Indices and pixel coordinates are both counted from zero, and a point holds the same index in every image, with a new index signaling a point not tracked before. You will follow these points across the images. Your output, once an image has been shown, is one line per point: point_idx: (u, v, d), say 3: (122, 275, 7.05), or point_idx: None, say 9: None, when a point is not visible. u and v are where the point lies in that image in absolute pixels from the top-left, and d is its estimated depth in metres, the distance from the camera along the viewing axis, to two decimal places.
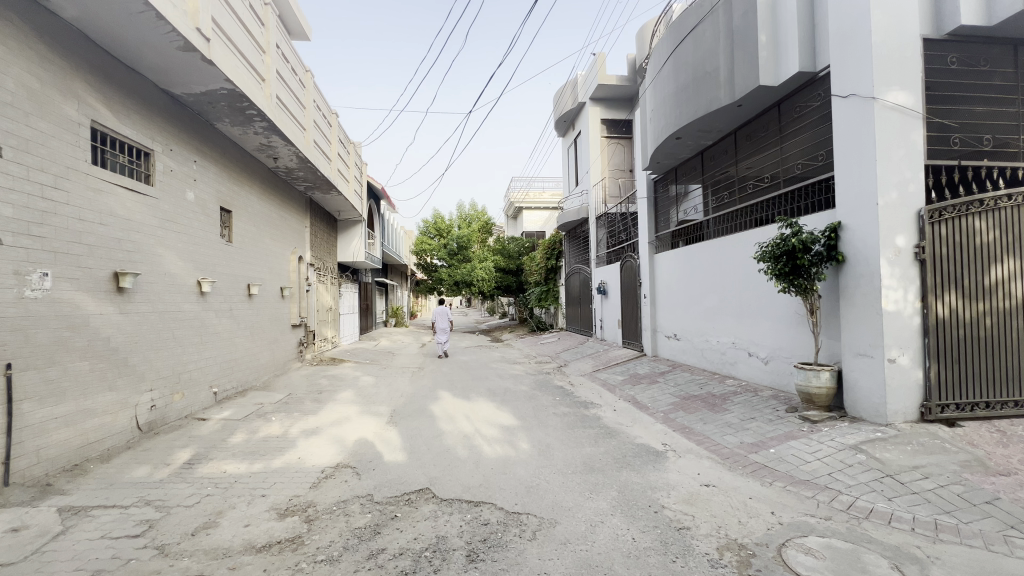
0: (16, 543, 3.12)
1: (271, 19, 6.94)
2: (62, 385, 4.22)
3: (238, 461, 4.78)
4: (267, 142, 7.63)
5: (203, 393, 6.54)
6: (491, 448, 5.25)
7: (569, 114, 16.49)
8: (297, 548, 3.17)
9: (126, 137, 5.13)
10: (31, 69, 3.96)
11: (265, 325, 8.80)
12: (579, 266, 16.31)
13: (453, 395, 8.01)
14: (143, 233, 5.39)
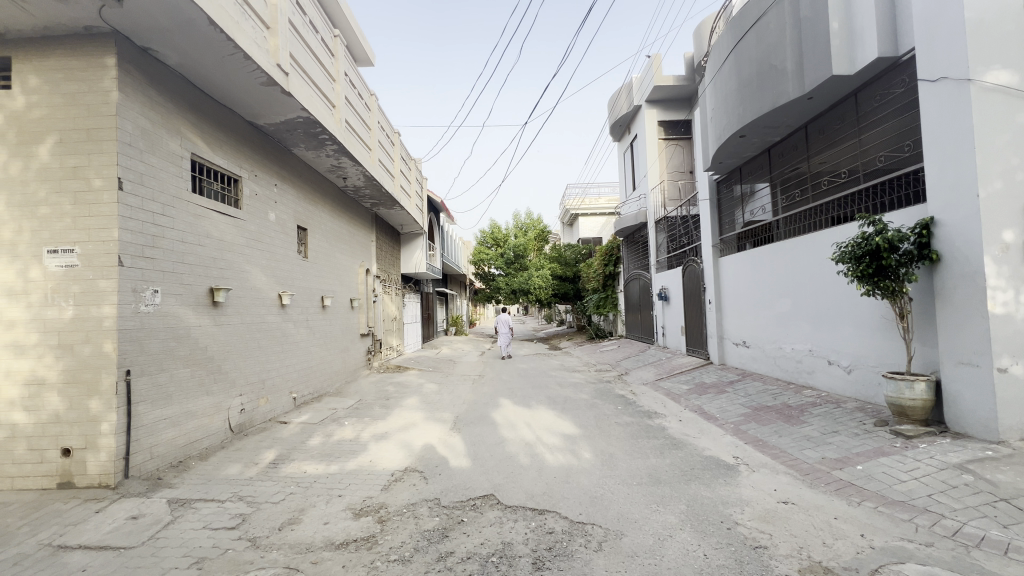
0: (135, 529, 3.54)
1: (340, 50, 7.46)
2: (169, 389, 4.74)
3: (316, 461, 5.13)
4: (337, 163, 8.18)
5: (284, 399, 7.07)
6: (553, 456, 5.25)
7: (625, 117, 16.27)
8: (372, 546, 3.34)
9: (218, 167, 5.71)
10: (144, 112, 4.53)
11: (337, 335, 9.35)
12: (638, 271, 15.94)
13: (513, 402, 8.10)
14: (233, 252, 5.94)
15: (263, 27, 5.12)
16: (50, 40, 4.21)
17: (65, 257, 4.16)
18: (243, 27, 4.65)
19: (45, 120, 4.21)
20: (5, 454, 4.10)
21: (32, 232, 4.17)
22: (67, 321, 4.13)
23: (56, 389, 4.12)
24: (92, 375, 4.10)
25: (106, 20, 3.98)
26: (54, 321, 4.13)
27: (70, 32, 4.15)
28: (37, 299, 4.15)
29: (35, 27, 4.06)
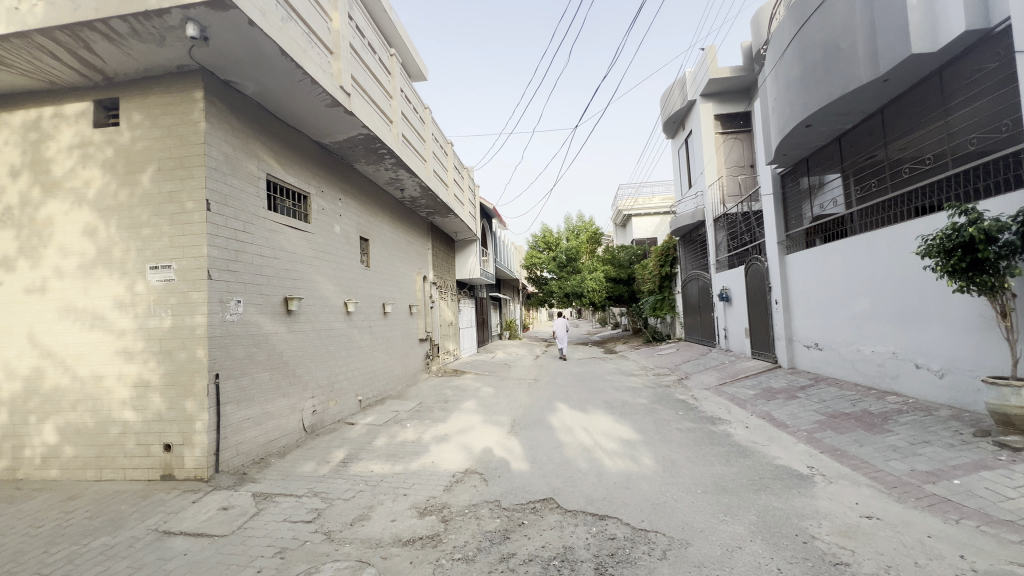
0: (226, 519, 3.88)
1: (396, 68, 7.81)
2: (251, 391, 5.16)
3: (382, 461, 5.38)
4: (395, 176, 8.54)
5: (350, 401, 7.46)
6: (613, 462, 5.18)
7: (678, 113, 15.79)
8: (437, 544, 3.46)
9: (290, 185, 6.16)
10: (226, 139, 4.99)
11: (397, 340, 9.74)
12: (696, 272, 15.33)
13: (570, 407, 8.04)
14: (304, 264, 6.37)
15: (327, 52, 5.47)
16: (149, 80, 4.74)
17: (163, 273, 4.65)
18: (311, 54, 5.00)
19: (146, 150, 4.73)
20: (118, 448, 4.63)
21: (137, 251, 4.70)
22: (166, 330, 4.61)
23: (158, 390, 4.60)
24: (187, 378, 4.55)
25: (195, 57, 4.44)
26: (156, 330, 4.62)
27: (165, 71, 4.66)
28: (141, 310, 4.66)
29: (138, 70, 4.59)
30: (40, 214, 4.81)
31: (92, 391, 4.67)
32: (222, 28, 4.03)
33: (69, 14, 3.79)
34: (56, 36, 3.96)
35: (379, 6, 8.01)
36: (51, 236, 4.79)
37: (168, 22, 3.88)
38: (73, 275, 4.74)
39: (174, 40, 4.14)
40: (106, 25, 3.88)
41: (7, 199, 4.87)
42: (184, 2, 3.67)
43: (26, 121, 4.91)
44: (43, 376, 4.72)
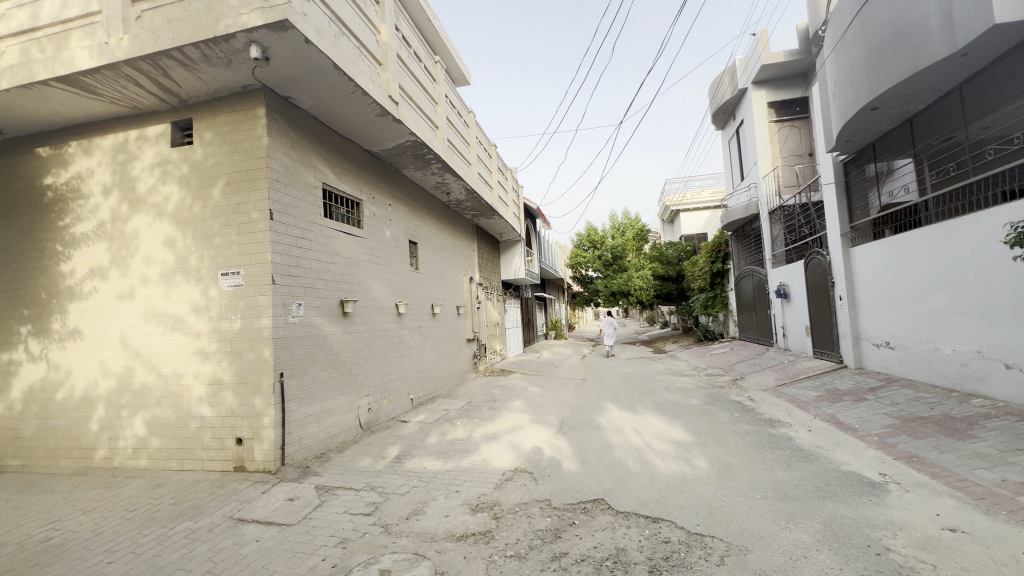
0: (292, 509, 4.13)
1: (440, 74, 7.99)
2: (312, 389, 5.45)
3: (434, 458, 5.54)
4: (441, 180, 8.74)
5: (403, 399, 7.71)
6: (665, 464, 5.07)
7: (729, 103, 15.14)
8: (489, 541, 3.53)
9: (343, 193, 6.45)
10: (286, 151, 5.30)
11: (446, 340, 9.96)
12: (751, 268, 14.64)
13: (619, 407, 7.92)
14: (358, 267, 6.65)
15: (376, 64, 5.68)
16: (218, 100, 5.12)
17: (233, 279, 5.00)
18: (361, 66, 5.22)
19: (216, 166, 5.11)
20: (196, 441, 5.03)
21: (209, 259, 5.08)
22: (236, 332, 4.96)
23: (230, 388, 4.95)
24: (256, 376, 4.88)
25: (258, 77, 4.75)
26: (228, 332, 4.99)
27: (232, 90, 5.02)
28: (214, 314, 5.03)
29: (208, 92, 4.97)
30: (128, 227, 5.31)
31: (173, 388, 5.10)
32: (281, 48, 4.30)
33: (149, 45, 4.17)
34: (139, 65, 4.37)
35: (424, 15, 8.23)
36: (136, 247, 5.28)
37: (234, 46, 4.19)
38: (156, 282, 5.21)
39: (240, 62, 4.46)
40: (181, 53, 4.24)
41: (100, 215, 5.41)
42: (248, 26, 3.94)
43: (115, 144, 5.43)
44: (133, 374, 5.21)
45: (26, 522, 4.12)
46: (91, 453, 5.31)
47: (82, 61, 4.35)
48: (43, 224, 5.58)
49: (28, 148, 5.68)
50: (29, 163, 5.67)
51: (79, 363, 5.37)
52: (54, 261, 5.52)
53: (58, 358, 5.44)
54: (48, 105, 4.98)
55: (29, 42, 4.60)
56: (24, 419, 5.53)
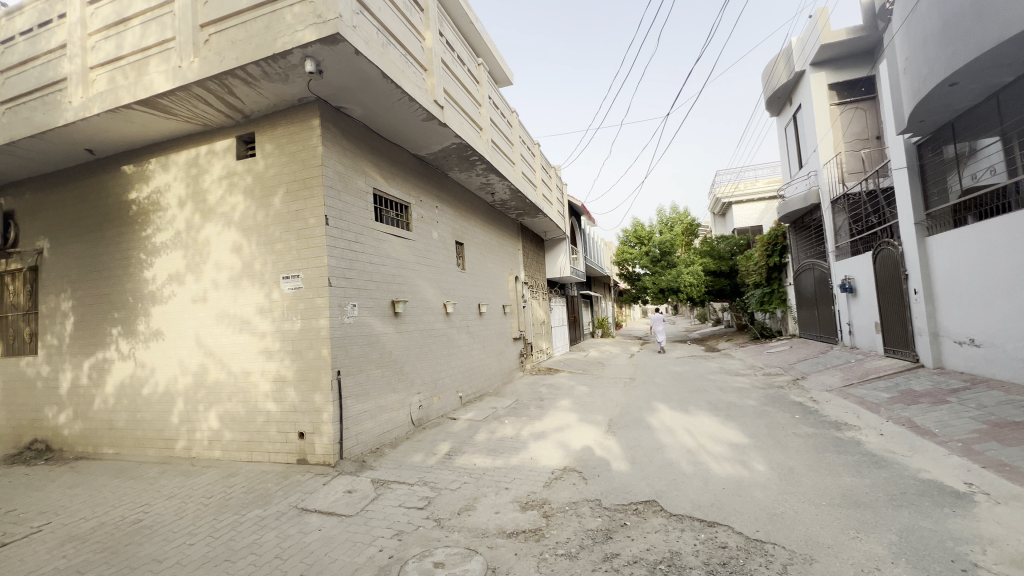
0: (351, 501, 4.32)
1: (483, 76, 8.08)
2: (367, 386, 5.68)
3: (484, 455, 5.62)
4: (485, 181, 8.84)
5: (452, 397, 7.87)
6: (721, 466, 4.90)
7: (785, 88, 14.32)
8: (539, 539, 3.54)
9: (392, 196, 6.66)
10: (339, 159, 5.54)
11: (492, 339, 10.07)
12: (811, 261, 13.78)
13: (670, 407, 7.71)
14: (407, 268, 6.85)
15: (421, 70, 5.82)
16: (277, 113, 5.43)
17: (293, 282, 5.30)
18: (408, 73, 5.36)
19: (277, 176, 5.42)
20: (263, 434, 5.37)
21: (272, 263, 5.41)
22: (297, 332, 5.25)
23: (292, 385, 5.25)
24: (315, 374, 5.14)
25: (313, 89, 5.00)
26: (290, 332, 5.28)
27: (289, 103, 5.31)
28: (278, 315, 5.35)
29: (268, 106, 5.29)
30: (201, 236, 5.75)
31: (242, 384, 5.47)
32: (333, 60, 4.50)
33: (217, 66, 4.49)
34: (208, 85, 4.71)
35: (467, 18, 8.34)
36: (209, 254, 5.70)
37: (291, 62, 4.43)
38: (226, 286, 5.60)
39: (296, 76, 4.71)
40: (244, 71, 4.53)
41: (177, 225, 5.88)
42: (303, 41, 4.15)
43: (188, 159, 5.89)
44: (207, 371, 5.63)
45: (120, 505, 4.56)
46: (172, 444, 5.79)
47: (159, 85, 4.75)
48: (129, 235, 6.14)
49: (115, 166, 6.26)
50: (116, 180, 6.25)
51: (161, 361, 5.88)
52: (138, 269, 6.06)
53: (143, 357, 5.98)
54: (132, 127, 5.47)
55: (115, 70, 5.07)
56: (116, 411, 6.12)
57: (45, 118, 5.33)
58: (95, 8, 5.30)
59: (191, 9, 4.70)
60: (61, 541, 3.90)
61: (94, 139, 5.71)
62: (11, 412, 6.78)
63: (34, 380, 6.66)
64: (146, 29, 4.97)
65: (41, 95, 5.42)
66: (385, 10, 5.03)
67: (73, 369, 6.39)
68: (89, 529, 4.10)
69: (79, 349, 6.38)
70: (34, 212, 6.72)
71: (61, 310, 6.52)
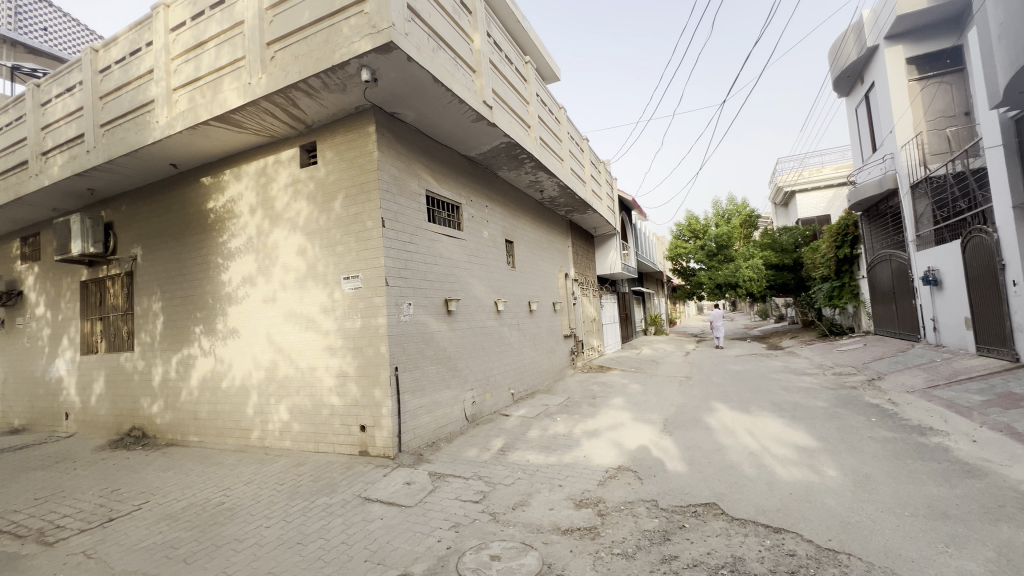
0: (410, 492, 4.49)
1: (531, 74, 8.08)
2: (423, 382, 5.87)
3: (537, 452, 5.65)
4: (534, 178, 8.84)
5: (504, 394, 7.97)
6: (787, 469, 4.65)
7: (856, 65, 13.26)
8: (595, 537, 3.52)
9: (444, 197, 6.83)
10: (394, 163, 5.75)
11: (543, 336, 10.08)
12: (888, 252, 12.71)
13: (730, 407, 7.40)
14: (459, 268, 7.00)
15: (470, 71, 5.90)
16: (336, 122, 5.72)
17: (353, 282, 5.55)
18: (457, 76, 5.46)
19: (337, 181, 5.71)
20: (327, 426, 5.68)
21: (334, 264, 5.70)
22: (357, 329, 5.50)
23: (354, 380, 5.51)
24: (375, 370, 5.38)
25: (368, 97, 5.22)
26: (351, 329, 5.55)
27: (347, 112, 5.57)
28: (340, 313, 5.63)
29: (328, 116, 5.58)
30: (270, 240, 6.16)
31: (309, 379, 5.81)
32: (387, 68, 4.67)
33: (282, 81, 4.79)
34: (274, 99, 5.03)
35: (514, 17, 8.37)
36: (277, 257, 6.10)
37: (348, 72, 4.65)
38: (293, 287, 5.98)
39: (353, 85, 4.93)
40: (306, 84, 4.81)
41: (249, 231, 6.33)
42: (360, 52, 4.34)
43: (257, 169, 6.32)
44: (278, 367, 6.03)
45: (206, 488, 4.99)
46: (248, 434, 6.25)
47: (232, 102, 5.13)
48: (208, 241, 6.68)
49: (195, 178, 6.83)
50: (197, 191, 6.82)
51: (238, 357, 6.36)
52: (217, 272, 6.59)
53: (222, 353, 6.49)
54: (209, 141, 5.95)
55: (194, 90, 5.53)
56: (200, 403, 6.70)
57: (137, 137, 5.91)
58: (177, 34, 5.80)
59: (258, 29, 5.04)
60: (158, 518, 4.33)
61: (177, 154, 6.27)
62: (113, 402, 7.60)
63: (132, 374, 7.41)
64: (219, 50, 5.38)
65: (134, 117, 6.01)
66: (435, 16, 5.15)
67: (163, 364, 7.05)
68: (180, 509, 4.52)
69: (168, 346, 7.03)
70: (129, 223, 7.46)
71: (152, 310, 7.20)
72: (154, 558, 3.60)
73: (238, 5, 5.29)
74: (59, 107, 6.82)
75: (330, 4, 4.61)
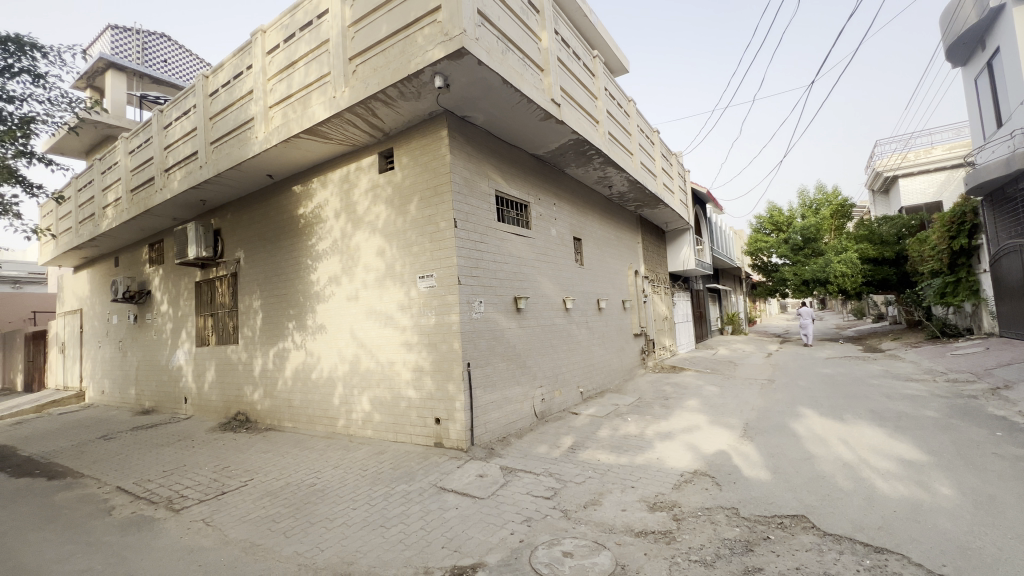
0: (483, 484, 4.63)
1: (599, 68, 7.95)
2: (493, 378, 6.01)
3: (608, 452, 5.57)
4: (603, 174, 8.71)
5: (573, 392, 7.94)
6: (889, 484, 4.22)
7: (975, 30, 11.65)
8: (670, 542, 3.42)
9: (513, 197, 6.93)
10: (465, 165, 5.93)
11: (612, 334, 9.91)
12: (1017, 241, 11.04)
13: (820, 414, 6.83)
14: (528, 266, 7.07)
15: (539, 71, 5.93)
16: (412, 128, 6.00)
17: (428, 281, 5.81)
18: (526, 76, 5.51)
19: (412, 185, 5.99)
20: (405, 418, 5.99)
21: (410, 264, 5.99)
22: (432, 326, 5.75)
23: (429, 374, 5.77)
24: (449, 365, 5.60)
25: (441, 102, 5.43)
26: (426, 326, 5.81)
27: (421, 118, 5.83)
28: (416, 311, 5.92)
29: (404, 123, 5.87)
30: (352, 243, 6.60)
31: (388, 372, 6.16)
32: (459, 73, 4.83)
33: (362, 92, 5.12)
34: (356, 110, 5.38)
35: (581, 12, 8.28)
36: (359, 258, 6.53)
37: (423, 80, 4.87)
38: (373, 286, 6.36)
39: (427, 93, 5.15)
40: (384, 94, 5.09)
41: (334, 234, 6.83)
42: (433, 60, 4.53)
43: (340, 177, 6.79)
44: (360, 361, 6.45)
45: (300, 470, 5.47)
46: (335, 422, 6.75)
47: (319, 115, 5.56)
48: (299, 245, 7.29)
49: (288, 187, 7.48)
50: (289, 199, 7.47)
51: (325, 351, 6.88)
52: (307, 273, 7.17)
53: (312, 347, 7.06)
54: (300, 153, 6.49)
55: (287, 106, 6.05)
56: (293, 392, 7.34)
57: (240, 152, 6.58)
58: (272, 56, 6.38)
59: (341, 46, 5.41)
60: (261, 494, 4.82)
61: (273, 166, 6.89)
62: (222, 389, 8.53)
63: (237, 364, 8.27)
64: (308, 68, 5.84)
65: (237, 133, 6.70)
66: (503, 18, 5.23)
67: (263, 356, 7.80)
68: (280, 487, 5.00)
69: (266, 340, 7.76)
70: (233, 229, 8.32)
71: (253, 308, 8.00)
72: (259, 530, 4.02)
73: (323, 25, 5.72)
74: (177, 129, 7.76)
75: (406, 16, 4.85)
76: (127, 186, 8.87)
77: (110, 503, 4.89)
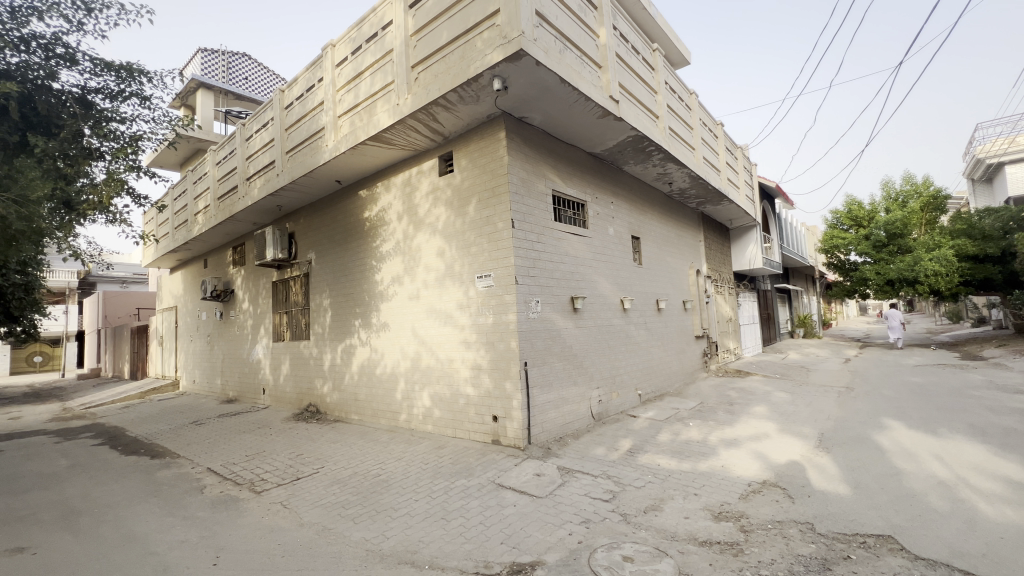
0: (540, 483, 4.65)
1: (659, 62, 7.72)
2: (550, 378, 6.01)
3: (669, 457, 5.42)
4: (662, 171, 8.45)
5: (631, 394, 7.77)
6: (994, 507, 3.78)
7: None
8: (738, 554, 3.26)
9: (570, 196, 6.89)
10: (522, 165, 5.97)
11: (672, 336, 9.58)
12: None
13: (909, 426, 6.22)
14: (585, 265, 7.00)
15: (597, 68, 5.85)
16: (470, 131, 6.12)
17: (486, 280, 5.91)
18: (583, 74, 5.45)
19: (471, 187, 6.12)
20: (464, 415, 6.14)
21: (468, 264, 6.13)
22: (490, 325, 5.85)
23: (487, 372, 5.86)
24: (506, 364, 5.67)
25: (499, 104, 5.50)
26: (484, 325, 5.92)
27: (480, 121, 5.93)
28: (474, 310, 6.04)
29: (463, 126, 6.01)
30: (414, 244, 6.84)
31: (447, 370, 6.34)
32: (517, 75, 4.87)
33: (424, 98, 5.30)
34: (418, 116, 5.58)
35: (639, 5, 8.08)
36: (420, 259, 6.75)
37: (482, 83, 4.95)
38: (433, 285, 6.57)
39: (485, 96, 5.24)
40: (445, 99, 5.24)
41: (396, 236, 7.12)
42: (492, 63, 4.61)
43: (402, 181, 7.07)
44: (421, 358, 6.69)
45: (366, 460, 5.76)
46: (397, 416, 7.05)
47: (384, 122, 5.83)
48: (364, 246, 7.66)
49: (354, 192, 7.89)
50: (355, 203, 7.87)
51: (388, 347, 7.19)
52: (371, 273, 7.52)
53: (376, 343, 7.41)
54: (366, 159, 6.82)
55: (355, 115, 6.38)
56: (359, 386, 7.73)
57: (312, 160, 7.03)
58: (340, 68, 6.75)
59: (405, 54, 5.63)
60: (331, 482, 5.12)
61: (341, 172, 7.29)
62: (295, 382, 9.14)
63: (309, 358, 8.83)
64: (374, 78, 6.13)
65: (310, 143, 7.15)
66: (561, 18, 5.22)
67: (332, 351, 8.28)
68: (348, 475, 5.29)
69: (335, 336, 8.23)
70: (305, 232, 8.90)
71: (323, 306, 8.51)
72: (331, 514, 4.28)
73: (388, 36, 5.98)
74: (258, 140, 8.41)
75: (466, 21, 4.96)
76: (214, 195, 9.72)
77: (201, 482, 5.40)
